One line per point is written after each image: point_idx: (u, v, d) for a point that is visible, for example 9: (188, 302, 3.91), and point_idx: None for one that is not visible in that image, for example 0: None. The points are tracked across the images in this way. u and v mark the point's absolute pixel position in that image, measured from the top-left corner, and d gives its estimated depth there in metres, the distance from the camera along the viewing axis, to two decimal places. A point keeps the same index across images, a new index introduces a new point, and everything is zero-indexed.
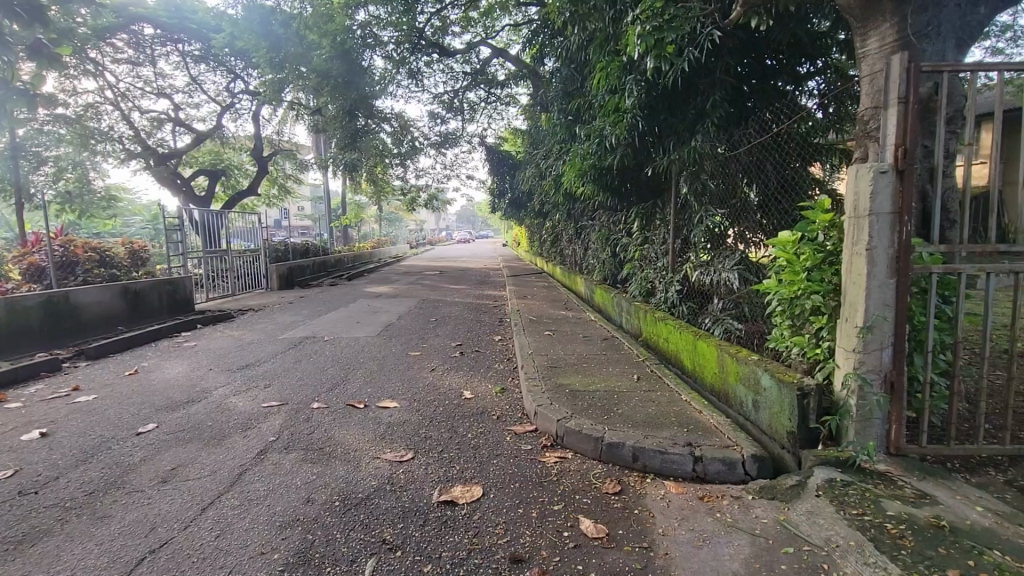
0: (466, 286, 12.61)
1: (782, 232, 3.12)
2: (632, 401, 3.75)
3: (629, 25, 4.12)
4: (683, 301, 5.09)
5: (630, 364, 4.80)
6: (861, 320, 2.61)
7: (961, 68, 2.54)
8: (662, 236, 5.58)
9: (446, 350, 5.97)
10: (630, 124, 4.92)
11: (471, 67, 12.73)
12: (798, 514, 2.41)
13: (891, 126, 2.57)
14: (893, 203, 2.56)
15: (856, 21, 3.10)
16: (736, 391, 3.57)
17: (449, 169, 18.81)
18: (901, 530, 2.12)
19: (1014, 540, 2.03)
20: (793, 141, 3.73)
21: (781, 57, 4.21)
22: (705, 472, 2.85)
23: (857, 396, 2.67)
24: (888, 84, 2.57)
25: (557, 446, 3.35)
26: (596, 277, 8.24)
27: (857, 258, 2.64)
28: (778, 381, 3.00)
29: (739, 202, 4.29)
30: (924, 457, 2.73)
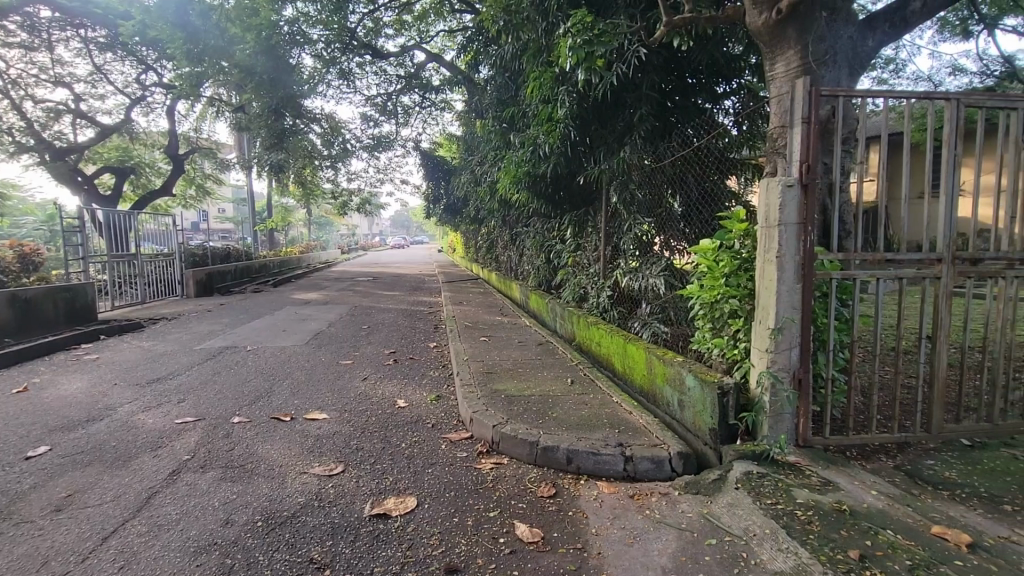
0: (400, 293, 12.35)
1: (703, 240, 3.31)
2: (566, 405, 3.82)
3: (561, 38, 4.24)
4: (614, 306, 5.27)
5: (565, 368, 4.90)
6: (773, 321, 2.82)
7: (854, 94, 2.81)
8: (594, 243, 5.75)
9: (378, 358, 5.81)
10: (562, 134, 5.07)
11: (405, 71, 12.56)
12: (720, 506, 2.55)
13: (796, 143, 2.81)
14: (799, 215, 2.79)
15: (765, 46, 3.36)
16: (663, 392, 3.74)
17: (383, 173, 18.43)
18: (810, 516, 2.29)
19: (903, 520, 2.25)
20: (712, 155, 3.98)
21: (700, 76, 4.48)
22: (636, 471, 2.96)
23: (770, 393, 2.88)
24: (792, 105, 2.80)
25: (493, 452, 3.35)
26: (531, 283, 8.34)
27: (769, 265, 2.85)
28: (700, 381, 3.18)
29: (665, 211, 4.51)
30: (828, 447, 2.98)
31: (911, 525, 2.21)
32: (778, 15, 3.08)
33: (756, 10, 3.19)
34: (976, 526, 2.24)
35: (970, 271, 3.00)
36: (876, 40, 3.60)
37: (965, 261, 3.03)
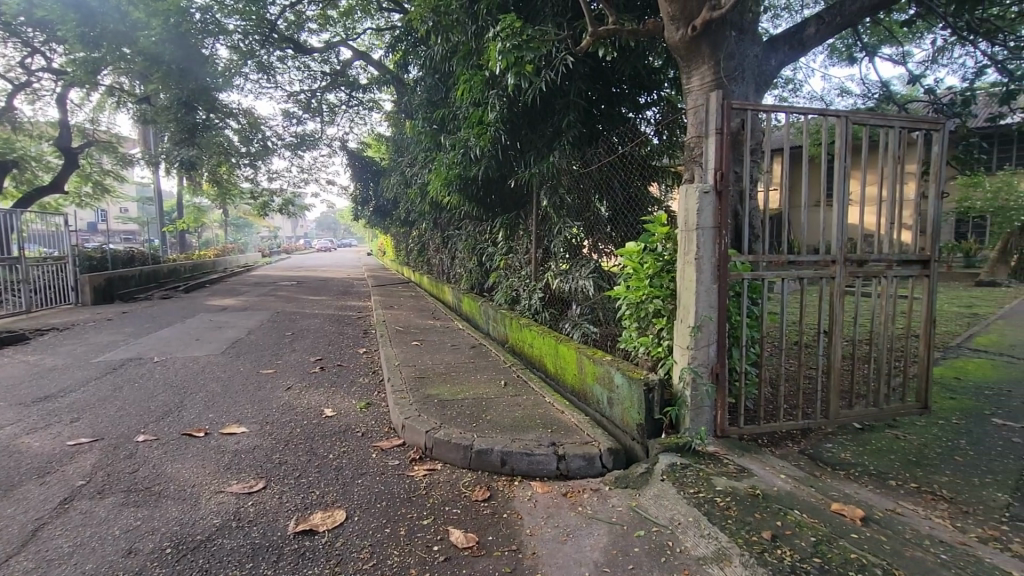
0: (327, 297, 11.87)
1: (629, 243, 3.44)
2: (500, 407, 3.84)
3: (490, 41, 4.26)
4: (545, 308, 5.35)
5: (498, 370, 4.91)
6: (693, 320, 2.99)
7: (760, 108, 3.05)
8: (525, 246, 5.81)
9: (304, 367, 5.54)
10: (493, 138, 5.09)
11: (331, 68, 12.12)
12: (647, 498, 2.65)
13: (710, 152, 2.99)
14: (714, 219, 2.97)
15: (681, 61, 3.56)
16: (593, 390, 3.85)
17: (307, 173, 17.65)
18: (728, 502, 2.43)
19: (807, 500, 2.45)
20: (636, 162, 4.16)
21: (624, 86, 4.67)
22: (568, 469, 3.02)
23: (690, 388, 3.04)
24: (707, 116, 2.98)
25: (426, 458, 3.29)
26: (463, 286, 8.31)
27: (688, 266, 3.01)
28: (628, 378, 3.30)
29: (593, 216, 4.66)
30: (743, 436, 3.20)
31: (814, 504, 2.41)
32: (693, 31, 3.26)
33: (674, 26, 3.37)
34: (867, 501, 2.48)
35: (858, 272, 3.34)
36: (778, 60, 3.92)
37: (854, 262, 3.36)
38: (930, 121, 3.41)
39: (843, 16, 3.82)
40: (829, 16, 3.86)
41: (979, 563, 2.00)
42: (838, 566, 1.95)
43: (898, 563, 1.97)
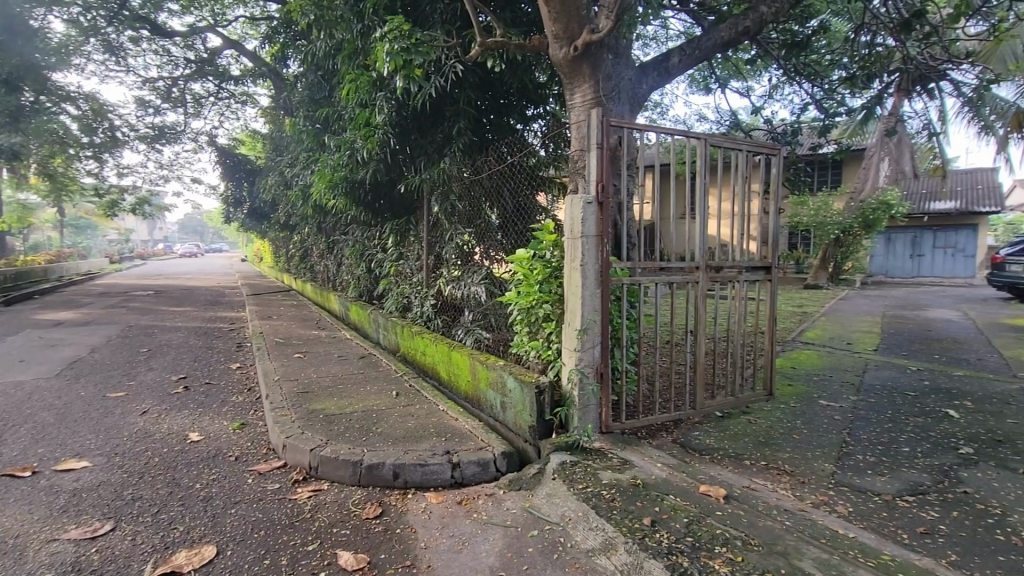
0: (192, 309, 10.63)
1: (519, 250, 3.54)
2: (391, 418, 3.72)
3: (377, 41, 4.14)
4: (438, 315, 5.30)
5: (389, 380, 4.76)
6: (579, 323, 3.15)
7: (634, 127, 3.32)
8: (416, 252, 5.71)
9: (163, 387, 4.90)
10: (381, 141, 4.95)
11: (196, 55, 10.95)
12: (540, 498, 2.73)
13: (592, 165, 3.19)
14: (597, 228, 3.17)
15: (565, 78, 3.76)
16: (486, 395, 3.88)
17: (167, 169, 15.73)
18: (613, 494, 2.59)
19: (680, 484, 2.70)
20: (524, 172, 4.29)
21: (511, 97, 4.83)
22: (463, 476, 3.01)
23: (578, 388, 3.19)
24: (589, 131, 3.18)
25: (311, 478, 3.08)
26: (351, 294, 7.94)
27: (575, 272, 3.17)
28: (520, 382, 3.39)
29: (484, 223, 4.72)
30: (624, 430, 3.43)
31: (686, 488, 2.66)
32: (575, 51, 3.46)
33: (558, 44, 3.54)
34: (728, 481, 2.80)
35: (716, 277, 3.77)
36: (648, 84, 4.30)
37: (713, 269, 3.79)
38: (769, 146, 3.95)
39: (701, 50, 4.29)
40: (689, 48, 4.31)
41: (814, 525, 2.35)
42: (706, 542, 2.16)
43: (754, 533, 2.24)
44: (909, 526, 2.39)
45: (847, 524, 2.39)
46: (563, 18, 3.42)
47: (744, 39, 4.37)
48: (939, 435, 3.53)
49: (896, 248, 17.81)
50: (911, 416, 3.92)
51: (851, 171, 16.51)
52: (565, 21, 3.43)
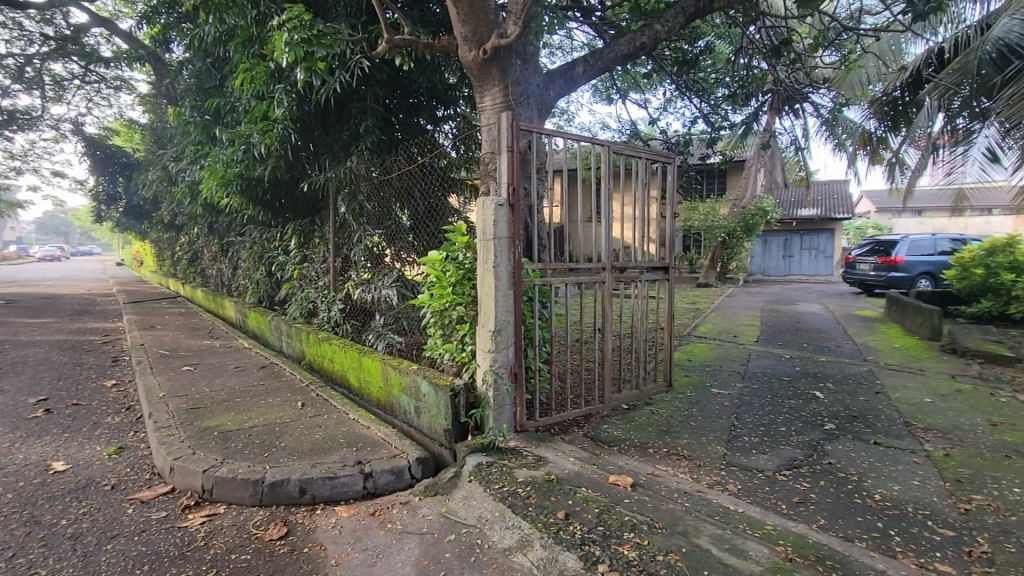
0: (53, 320, 9.28)
1: (431, 251, 3.50)
2: (297, 431, 3.50)
3: (274, 30, 3.88)
4: (346, 320, 5.08)
5: (294, 391, 4.47)
6: (493, 324, 3.17)
7: (543, 132, 3.42)
8: (322, 254, 5.43)
9: (17, 411, 4.22)
10: (281, 136, 4.65)
11: (55, 30, 9.59)
12: (456, 502, 2.72)
13: (503, 167, 3.23)
14: (509, 230, 3.21)
15: (475, 80, 3.77)
16: (400, 401, 3.79)
17: (18, 159, 13.60)
18: (528, 491, 2.64)
19: (591, 476, 2.81)
20: (435, 173, 4.24)
21: (420, 98, 4.79)
22: (375, 486, 2.91)
23: (493, 389, 3.22)
24: (499, 134, 3.21)
25: (204, 502, 2.81)
26: (248, 299, 7.37)
27: (488, 274, 3.19)
28: (434, 386, 3.35)
29: (394, 225, 4.61)
30: (538, 428, 3.51)
31: (597, 479, 2.78)
32: (484, 54, 3.49)
33: (467, 46, 3.55)
34: (635, 469, 2.96)
35: (621, 277, 3.99)
36: (555, 91, 4.45)
37: (617, 269, 4.01)
38: (665, 155, 4.25)
39: (603, 61, 4.51)
40: (592, 59, 4.51)
41: (709, 504, 2.56)
42: (616, 530, 2.27)
43: (658, 516, 2.39)
44: (787, 497, 2.69)
45: (737, 500, 2.63)
46: (472, 20, 3.44)
47: (641, 54, 4.63)
48: (808, 414, 4.01)
49: (771, 250, 19.95)
50: (787, 399, 4.42)
51: (734, 180, 18.22)
52: (474, 23, 3.45)
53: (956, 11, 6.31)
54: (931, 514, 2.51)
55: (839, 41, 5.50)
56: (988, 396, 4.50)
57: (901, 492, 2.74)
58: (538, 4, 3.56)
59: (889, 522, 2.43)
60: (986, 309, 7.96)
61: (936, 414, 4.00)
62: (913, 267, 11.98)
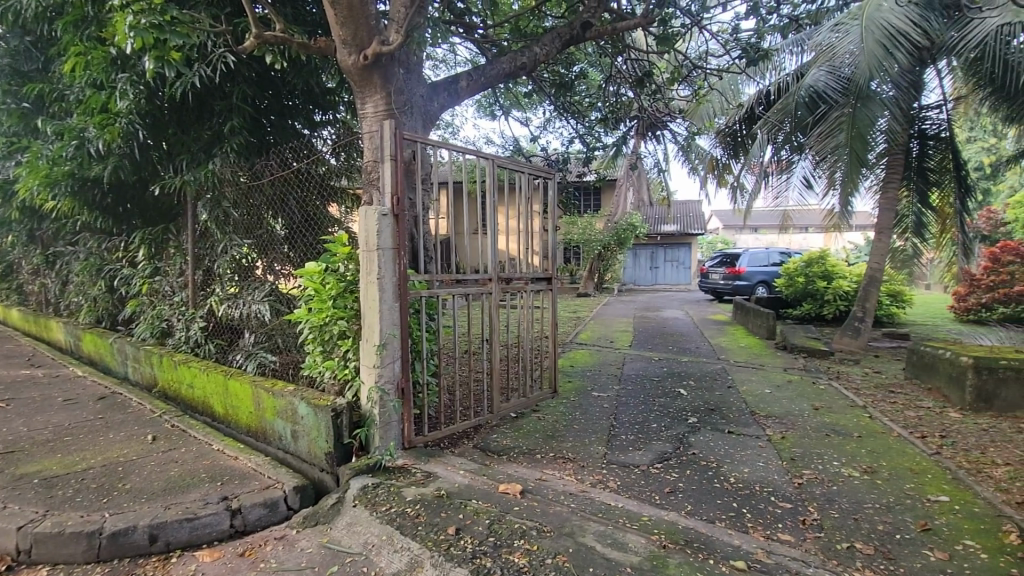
0: None
1: (308, 263, 3.28)
2: (147, 469, 3.04)
3: (115, 10, 3.39)
4: (208, 340, 4.55)
5: (142, 424, 3.89)
6: (378, 338, 3.05)
7: (428, 143, 3.38)
8: (178, 267, 4.83)
9: None
10: (126, 132, 4.08)
11: None
12: (339, 530, 2.54)
13: (387, 177, 3.14)
14: (393, 241, 3.12)
15: (355, 86, 3.64)
16: (273, 426, 3.49)
17: None
18: (417, 509, 2.56)
19: (481, 487, 2.81)
20: (311, 180, 3.97)
21: (295, 100, 4.58)
22: (245, 523, 2.63)
23: (378, 406, 3.08)
24: (382, 142, 3.14)
25: (18, 567, 2.31)
26: (82, 319, 6.29)
27: (371, 286, 3.06)
28: (313, 407, 3.14)
29: (266, 234, 4.26)
30: (427, 443, 3.43)
31: (487, 490, 2.78)
32: (365, 59, 3.39)
33: (346, 49, 3.41)
34: (524, 476, 3.03)
35: (506, 288, 4.09)
36: (439, 103, 4.48)
37: (503, 280, 4.10)
38: (546, 171, 4.44)
39: (486, 77, 4.60)
40: (475, 75, 4.59)
41: (593, 502, 2.69)
42: (506, 538, 2.29)
43: (546, 520, 2.46)
44: (660, 488, 2.92)
45: (617, 495, 2.80)
46: (351, 24, 3.31)
47: (521, 73, 4.79)
48: (675, 410, 4.43)
49: (639, 262, 21.80)
50: (657, 398, 4.83)
51: (607, 198, 19.67)
52: (354, 27, 3.32)
53: (777, 60, 7.38)
54: (774, 491, 2.89)
55: (692, 77, 6.21)
56: (811, 385, 5.33)
57: (750, 473, 3.13)
58: (420, 15, 3.54)
59: (742, 501, 2.76)
60: (807, 311, 9.45)
61: (774, 403, 4.64)
62: (753, 277, 13.85)
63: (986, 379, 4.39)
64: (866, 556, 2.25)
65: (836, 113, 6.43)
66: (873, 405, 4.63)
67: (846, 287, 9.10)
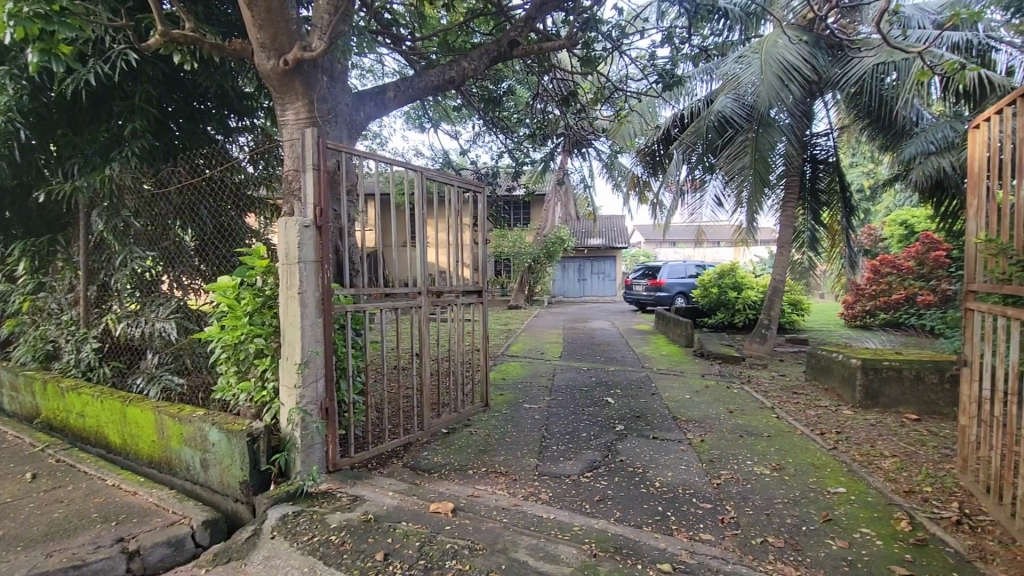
0: None
1: (221, 277, 3.05)
2: (24, 512, 2.68)
3: None
4: (103, 363, 4.10)
5: (20, 460, 3.43)
6: (299, 356, 2.89)
7: (354, 153, 3.27)
8: (68, 282, 4.35)
9: None
10: (4, 132, 3.64)
11: None
12: (255, 566, 2.35)
13: (309, 187, 3.00)
14: (315, 253, 2.98)
15: (274, 91, 3.47)
16: (180, 455, 3.19)
17: None
18: (343, 536, 2.42)
19: (411, 508, 2.72)
20: (226, 189, 3.72)
21: (208, 104, 4.36)
22: (144, 566, 2.37)
23: (300, 428, 2.90)
24: (303, 151, 2.99)
25: None
26: None
27: (292, 301, 2.90)
28: (226, 433, 2.91)
29: (173, 246, 3.92)
30: (354, 465, 3.27)
31: (417, 511, 2.69)
32: (285, 65, 3.24)
33: (265, 54, 3.25)
34: (455, 493, 2.97)
35: (437, 301, 4.03)
36: (364, 113, 4.39)
37: (433, 293, 4.04)
38: (476, 185, 4.46)
39: (413, 89, 4.56)
40: (403, 86, 4.54)
41: (525, 516, 2.68)
42: (437, 561, 2.22)
43: (479, 538, 2.42)
44: (590, 496, 2.97)
45: (549, 507, 2.82)
46: (270, 28, 3.18)
47: (449, 87, 4.78)
48: (603, 418, 4.55)
49: (568, 274, 22.38)
50: (587, 407, 4.95)
51: (536, 212, 20.07)
52: (272, 31, 3.19)
53: (691, 86, 7.98)
54: (695, 492, 3.04)
55: (614, 98, 6.50)
56: (726, 389, 5.70)
57: (674, 476, 3.27)
58: (345, 23, 3.45)
59: (667, 504, 2.87)
60: (721, 320, 10.13)
61: (693, 408, 4.90)
62: (672, 288, 14.63)
63: (872, 379, 4.89)
64: (777, 549, 2.40)
65: (741, 138, 7.01)
66: (779, 406, 5.02)
67: (754, 297, 9.86)
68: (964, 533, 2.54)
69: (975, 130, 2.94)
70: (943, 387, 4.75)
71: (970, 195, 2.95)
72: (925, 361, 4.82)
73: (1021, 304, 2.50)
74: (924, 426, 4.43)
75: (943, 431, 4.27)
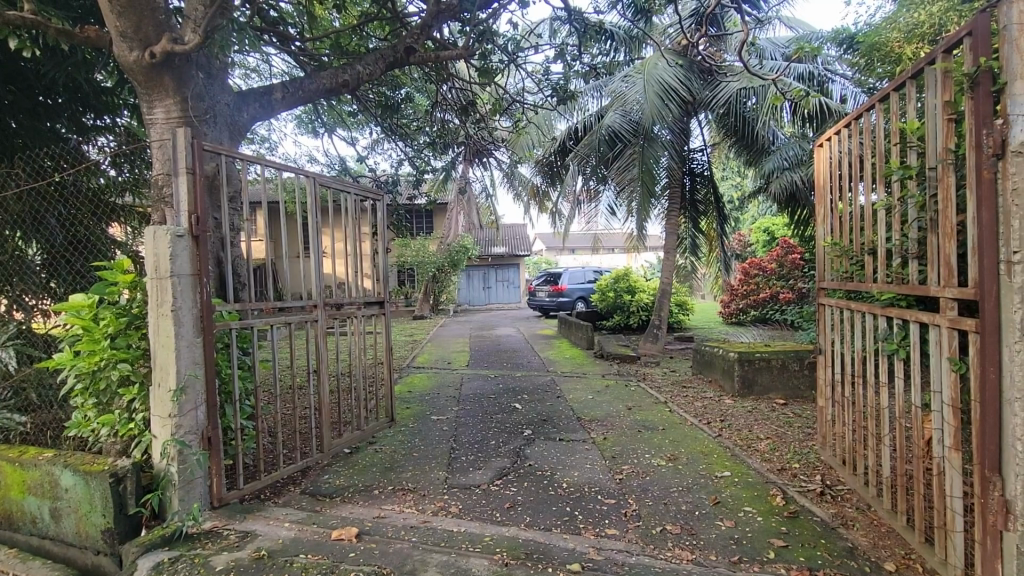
0: None
1: (72, 296, 2.60)
2: None
3: None
4: None
5: None
6: (173, 382, 2.56)
7: (238, 157, 2.99)
8: None
9: None
10: None
11: None
12: None
13: (183, 192, 2.69)
14: (190, 265, 2.68)
15: (141, 86, 3.10)
16: (21, 507, 2.70)
17: None
18: None
19: (310, 539, 2.52)
20: (85, 195, 3.42)
21: (56, 99, 3.88)
22: None
23: (176, 462, 2.58)
24: (175, 153, 2.67)
25: None
26: None
27: (163, 319, 2.58)
28: (83, 476, 2.50)
29: (11, 262, 3.41)
30: (243, 498, 2.97)
31: (318, 541, 2.50)
32: (152, 58, 2.90)
33: (126, 44, 2.88)
34: (359, 517, 2.81)
35: (336, 314, 3.79)
36: (247, 114, 4.07)
37: (332, 306, 3.80)
38: (375, 193, 4.29)
39: (303, 91, 4.30)
40: (291, 87, 4.25)
41: (435, 532, 2.61)
42: None
43: (386, 561, 2.30)
44: (500, 504, 2.97)
45: (459, 519, 2.77)
46: (132, 14, 2.82)
47: (343, 90, 4.57)
48: (511, 424, 4.59)
49: (473, 283, 22.37)
50: (495, 413, 4.97)
51: (439, 220, 19.88)
52: (135, 18, 2.84)
53: (583, 102, 8.45)
54: (600, 489, 3.16)
55: (511, 110, 6.55)
56: (625, 387, 6.02)
57: (580, 476, 3.37)
58: (223, 16, 3.17)
59: (574, 504, 2.95)
60: (618, 322, 10.71)
61: (595, 407, 5.12)
62: (574, 293, 15.25)
63: (749, 370, 5.42)
64: (675, 536, 2.56)
65: (631, 150, 7.50)
66: (672, 400, 5.39)
67: (646, 299, 10.55)
68: (827, 502, 2.89)
69: (819, 148, 3.38)
70: (803, 373, 5.40)
71: (817, 205, 3.38)
72: (789, 352, 5.46)
73: (860, 297, 2.91)
74: (789, 408, 5.00)
75: (805, 413, 4.84)
